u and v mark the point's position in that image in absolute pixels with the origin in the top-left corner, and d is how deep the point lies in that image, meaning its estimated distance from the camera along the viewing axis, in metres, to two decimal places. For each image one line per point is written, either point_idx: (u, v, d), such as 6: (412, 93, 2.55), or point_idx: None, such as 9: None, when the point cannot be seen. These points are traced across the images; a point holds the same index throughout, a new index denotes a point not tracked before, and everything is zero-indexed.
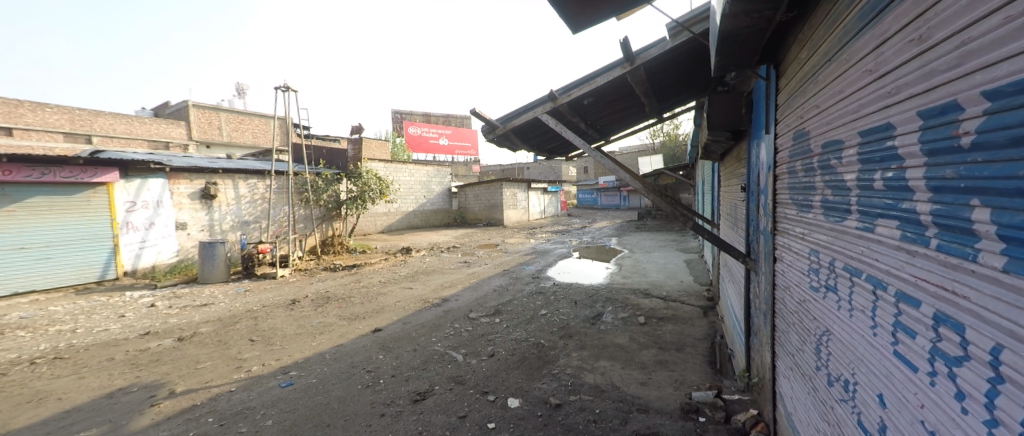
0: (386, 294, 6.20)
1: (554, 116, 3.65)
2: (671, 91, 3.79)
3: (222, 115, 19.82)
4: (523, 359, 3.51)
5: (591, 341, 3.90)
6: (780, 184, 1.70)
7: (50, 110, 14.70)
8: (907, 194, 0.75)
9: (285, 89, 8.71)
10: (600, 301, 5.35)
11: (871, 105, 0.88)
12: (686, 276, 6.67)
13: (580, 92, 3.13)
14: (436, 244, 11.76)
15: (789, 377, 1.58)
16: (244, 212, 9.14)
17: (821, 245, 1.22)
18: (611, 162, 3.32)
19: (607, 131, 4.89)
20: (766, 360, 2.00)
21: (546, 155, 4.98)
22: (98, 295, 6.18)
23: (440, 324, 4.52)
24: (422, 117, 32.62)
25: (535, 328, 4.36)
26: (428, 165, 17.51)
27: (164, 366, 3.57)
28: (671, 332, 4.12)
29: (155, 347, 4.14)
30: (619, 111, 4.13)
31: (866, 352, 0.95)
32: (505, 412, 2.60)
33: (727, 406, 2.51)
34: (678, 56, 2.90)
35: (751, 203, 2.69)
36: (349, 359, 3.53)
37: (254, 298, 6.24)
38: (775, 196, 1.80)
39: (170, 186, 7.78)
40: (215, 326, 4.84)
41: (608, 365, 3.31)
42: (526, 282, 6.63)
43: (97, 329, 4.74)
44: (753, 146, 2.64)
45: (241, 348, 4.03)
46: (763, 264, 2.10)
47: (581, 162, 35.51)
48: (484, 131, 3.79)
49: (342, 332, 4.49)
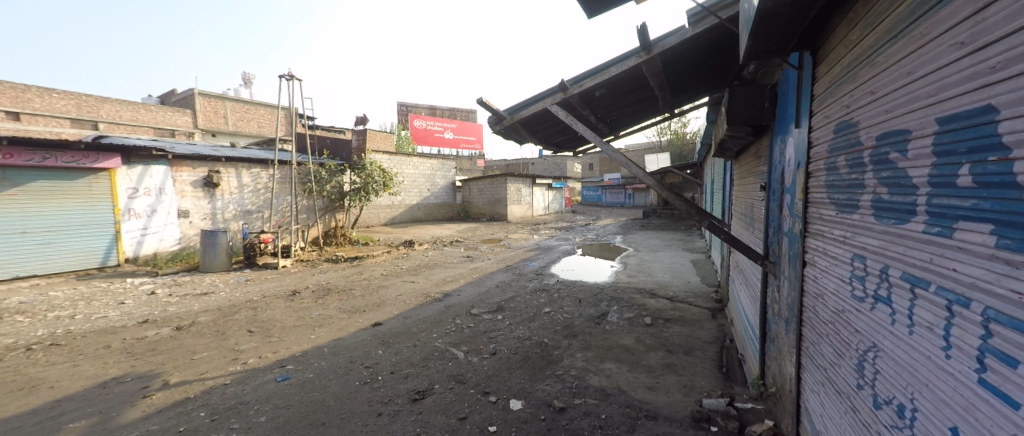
0: (387, 287, 6.12)
1: (564, 107, 3.50)
2: (686, 84, 3.64)
3: (227, 103, 19.87)
4: (526, 358, 3.41)
5: (596, 341, 3.80)
6: (814, 182, 1.57)
7: (57, 95, 14.85)
8: (1011, 192, 0.63)
9: (290, 77, 8.62)
10: (605, 300, 5.23)
11: (960, 84, 0.73)
12: (692, 276, 6.54)
13: (593, 83, 2.99)
14: (439, 238, 11.68)
15: (819, 391, 1.46)
16: (247, 201, 9.07)
17: (868, 250, 1.10)
18: (623, 156, 3.18)
19: (617, 126, 4.75)
20: (789, 370, 1.87)
21: (553, 148, 4.84)
22: (99, 281, 6.16)
23: (441, 320, 4.43)
24: (428, 110, 32.52)
25: (538, 326, 4.24)
26: (433, 158, 17.39)
27: (159, 356, 3.52)
28: (678, 334, 4.00)
29: (152, 336, 4.09)
30: (631, 105, 3.99)
31: (935, 376, 0.83)
32: (507, 414, 2.50)
33: (741, 416, 2.38)
34: (697, 46, 2.76)
35: (771, 202, 2.55)
36: (347, 353, 3.45)
37: (255, 287, 6.20)
38: (806, 195, 1.66)
39: (173, 173, 7.73)
40: (214, 315, 4.79)
41: (614, 367, 3.19)
42: (530, 278, 6.52)
43: (96, 316, 4.69)
44: (777, 142, 2.50)
45: (238, 339, 3.97)
46: (788, 268, 1.96)
47: (587, 159, 35.23)
48: (490, 122, 3.66)
49: (341, 325, 4.40)
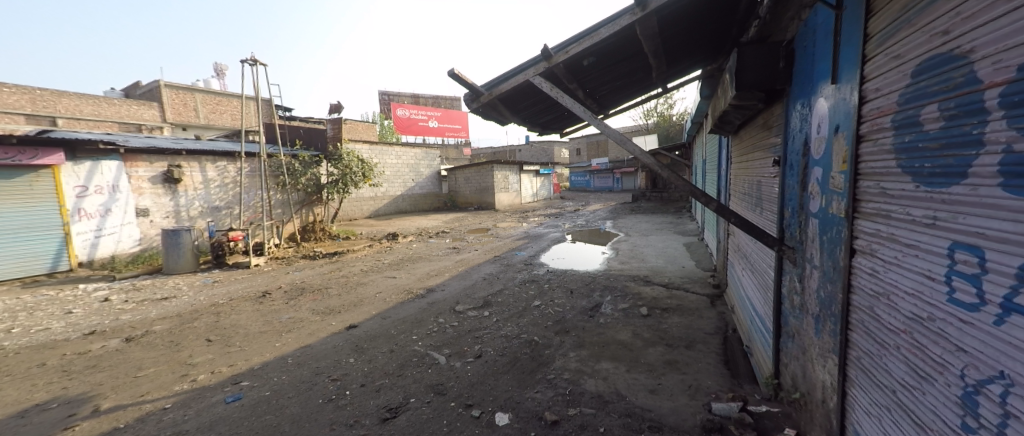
0: (366, 284, 5.73)
1: (548, 79, 3.10)
2: (682, 52, 3.33)
3: (197, 95, 18.80)
4: (515, 360, 3.09)
5: (591, 337, 3.50)
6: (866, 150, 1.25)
7: (7, 89, 13.75)
8: None
9: (253, 62, 7.95)
10: (597, 290, 4.93)
11: None
12: (686, 261, 6.30)
13: (580, 48, 2.60)
14: (424, 229, 11.23)
15: (875, 415, 1.15)
16: (213, 197, 8.45)
17: (995, 241, 0.76)
18: (618, 133, 2.82)
19: (607, 104, 4.43)
20: (828, 379, 1.56)
21: (539, 129, 4.49)
22: (47, 289, 5.58)
23: (423, 319, 4.07)
24: (410, 98, 31.52)
25: (527, 322, 3.93)
26: (417, 146, 16.81)
27: (99, 374, 3.10)
28: (678, 325, 3.73)
29: (98, 349, 3.64)
30: (622, 77, 3.65)
31: None
32: (492, 432, 2.18)
33: (757, 423, 2.09)
34: (698, 1, 2.39)
35: (792, 177, 2.23)
36: (314, 364, 3.06)
37: (222, 289, 5.74)
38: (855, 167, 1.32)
39: (127, 168, 7.08)
40: (171, 323, 4.33)
41: (611, 368, 2.89)
42: (518, 269, 6.18)
43: (37, 328, 4.20)
44: (799, 105, 2.16)
45: (194, 350, 3.54)
46: (826, 257, 1.63)
47: (573, 144, 34.90)
48: (465, 100, 3.24)
49: (312, 329, 4.01)
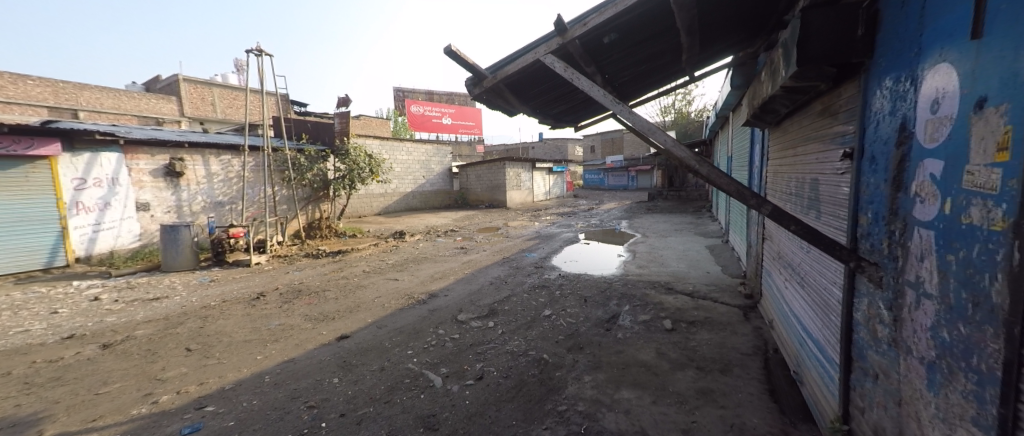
0: (366, 286, 5.38)
1: (562, 59, 2.66)
2: (718, 31, 2.87)
3: (214, 90, 19.01)
4: (520, 384, 2.67)
5: (608, 356, 3.05)
6: None
7: (32, 82, 14.01)
8: None
9: (258, 53, 7.74)
10: (615, 298, 4.47)
11: None
12: (711, 266, 5.76)
13: (601, 19, 2.15)
14: (434, 228, 10.88)
15: None
16: (216, 192, 8.25)
17: None
18: (644, 121, 2.36)
19: (626, 95, 3.99)
20: None
21: (551, 122, 4.06)
22: (39, 286, 5.42)
23: (421, 330, 3.68)
24: (423, 95, 31.43)
25: (536, 336, 3.51)
26: (428, 142, 16.51)
27: (61, 388, 2.80)
28: (708, 344, 3.24)
29: (70, 357, 3.36)
30: (647, 60, 3.20)
31: None
32: None
33: None
34: None
35: (872, 174, 1.79)
36: (293, 384, 2.70)
37: (217, 290, 5.48)
38: None
39: (128, 160, 6.92)
40: (155, 328, 4.04)
41: (633, 398, 2.44)
42: (528, 272, 5.75)
43: (15, 330, 3.97)
44: (888, 81, 1.70)
45: (170, 361, 3.22)
46: (965, 286, 1.17)
47: (587, 141, 34.17)
48: (467, 85, 2.82)
49: (300, 338, 3.65)
